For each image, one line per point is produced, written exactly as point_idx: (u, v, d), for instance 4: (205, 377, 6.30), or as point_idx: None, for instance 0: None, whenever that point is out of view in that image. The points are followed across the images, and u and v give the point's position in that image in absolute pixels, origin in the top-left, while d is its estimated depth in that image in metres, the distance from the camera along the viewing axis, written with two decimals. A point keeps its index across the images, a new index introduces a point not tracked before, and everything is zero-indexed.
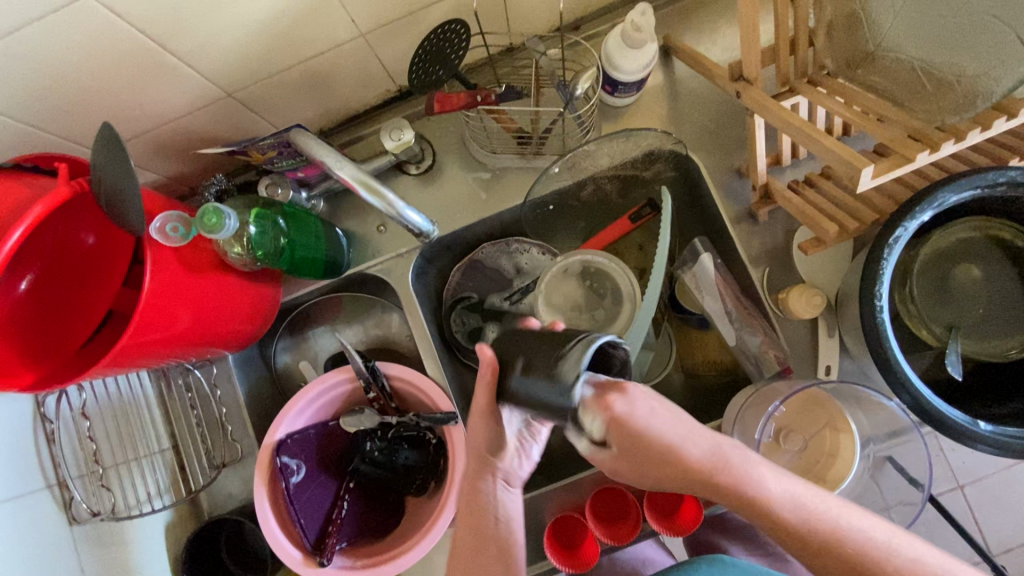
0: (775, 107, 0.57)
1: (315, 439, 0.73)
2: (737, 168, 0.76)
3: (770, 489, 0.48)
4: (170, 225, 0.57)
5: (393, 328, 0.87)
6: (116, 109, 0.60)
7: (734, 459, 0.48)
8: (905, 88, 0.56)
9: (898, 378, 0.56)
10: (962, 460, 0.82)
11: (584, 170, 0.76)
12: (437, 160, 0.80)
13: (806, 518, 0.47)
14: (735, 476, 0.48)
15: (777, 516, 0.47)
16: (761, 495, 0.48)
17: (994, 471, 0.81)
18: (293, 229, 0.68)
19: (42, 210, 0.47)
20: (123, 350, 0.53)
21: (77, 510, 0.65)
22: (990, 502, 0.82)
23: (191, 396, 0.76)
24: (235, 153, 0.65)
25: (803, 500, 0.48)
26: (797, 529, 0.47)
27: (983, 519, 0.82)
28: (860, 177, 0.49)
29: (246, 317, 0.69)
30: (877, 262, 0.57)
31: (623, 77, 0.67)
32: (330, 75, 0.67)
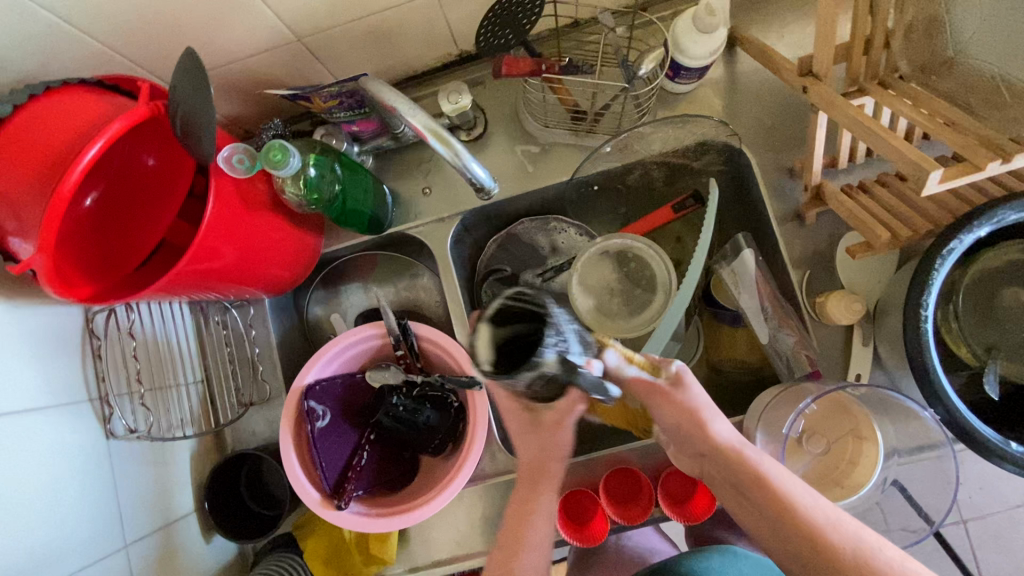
0: (843, 103, 0.57)
1: (341, 388, 0.75)
2: (790, 168, 0.75)
3: (823, 522, 0.48)
4: (236, 157, 0.58)
5: (424, 292, 0.88)
6: (191, 42, 0.61)
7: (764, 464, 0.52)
8: (977, 97, 0.55)
9: (935, 389, 0.56)
10: (971, 496, 0.81)
11: (635, 154, 0.77)
12: (487, 129, 0.80)
13: (831, 530, 0.48)
14: (766, 482, 0.51)
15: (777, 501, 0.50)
16: (769, 479, 0.51)
17: (1001, 509, 0.80)
18: (346, 177, 0.69)
19: (121, 126, 0.48)
20: (176, 273, 0.55)
21: (114, 426, 0.67)
22: (997, 541, 0.81)
23: (227, 333, 0.79)
24: (298, 98, 0.67)
25: (806, 503, 0.49)
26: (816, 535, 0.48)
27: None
28: (927, 180, 0.48)
29: (287, 262, 0.71)
30: (927, 272, 0.56)
31: (687, 62, 0.67)
32: (395, 30, 0.68)
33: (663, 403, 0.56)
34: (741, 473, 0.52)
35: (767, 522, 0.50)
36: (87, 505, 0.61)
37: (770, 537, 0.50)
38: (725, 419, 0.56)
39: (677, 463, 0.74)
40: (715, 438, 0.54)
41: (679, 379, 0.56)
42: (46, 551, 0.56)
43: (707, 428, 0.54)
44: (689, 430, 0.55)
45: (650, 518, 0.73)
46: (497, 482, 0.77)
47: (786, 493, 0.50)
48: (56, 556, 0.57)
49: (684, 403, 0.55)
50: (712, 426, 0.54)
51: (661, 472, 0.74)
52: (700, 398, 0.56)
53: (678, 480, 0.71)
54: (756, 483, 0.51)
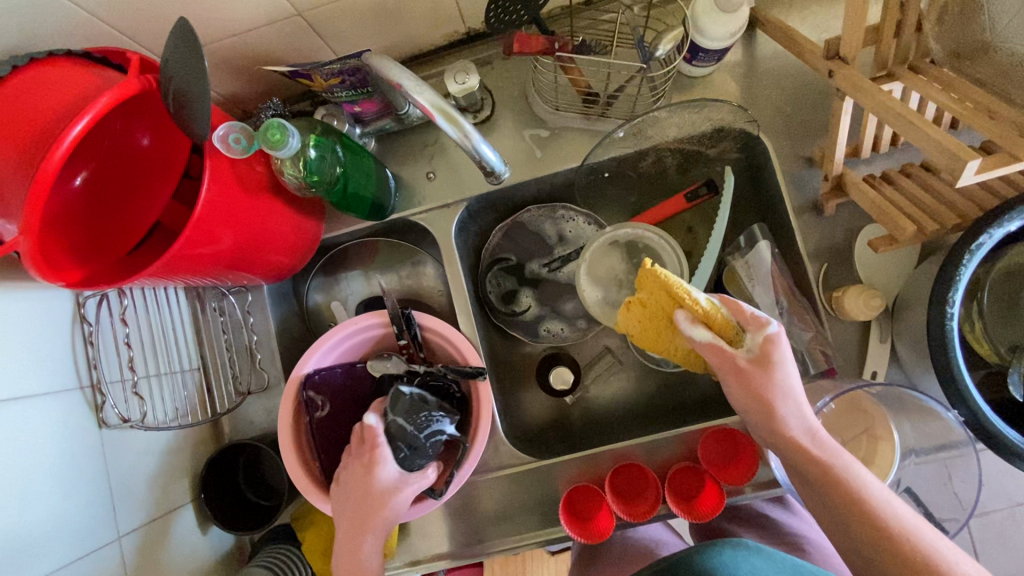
0: (873, 89, 0.54)
1: (340, 378, 0.73)
2: (809, 157, 0.72)
3: (884, 511, 0.49)
4: (233, 136, 0.55)
5: (427, 281, 0.86)
6: (186, 14, 0.58)
7: (839, 457, 0.52)
8: (1016, 83, 0.52)
9: (959, 389, 0.54)
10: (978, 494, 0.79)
11: (649, 140, 0.73)
12: (494, 112, 0.77)
13: (893, 520, 0.48)
14: (843, 472, 0.51)
15: (843, 490, 0.50)
16: (839, 471, 0.51)
17: (1003, 507, 0.79)
18: (348, 160, 0.66)
19: (109, 101, 0.45)
20: (169, 258, 0.52)
21: (106, 415, 0.65)
22: (1007, 541, 0.80)
23: (224, 320, 0.77)
24: (298, 76, 0.63)
25: (875, 494, 0.50)
26: (881, 526, 0.48)
27: (988, 553, 0.80)
28: (963, 170, 0.45)
29: (286, 248, 0.68)
30: (955, 268, 0.54)
31: (706, 43, 0.64)
32: (401, 6, 0.65)
33: (737, 379, 0.54)
34: (813, 461, 0.52)
35: (825, 508, 0.51)
36: (80, 495, 0.59)
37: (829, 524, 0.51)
38: (801, 407, 0.53)
39: (685, 458, 0.72)
40: (784, 425, 0.53)
41: (764, 353, 0.52)
42: (37, 543, 0.55)
43: (774, 414, 0.53)
44: (753, 410, 0.54)
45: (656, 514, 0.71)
46: (500, 475, 0.75)
47: (856, 483, 0.50)
48: (48, 548, 0.55)
49: (768, 383, 0.53)
50: (780, 410, 0.53)
51: (669, 467, 0.72)
52: (784, 378, 0.53)
53: (686, 476, 0.70)
54: (827, 472, 0.51)
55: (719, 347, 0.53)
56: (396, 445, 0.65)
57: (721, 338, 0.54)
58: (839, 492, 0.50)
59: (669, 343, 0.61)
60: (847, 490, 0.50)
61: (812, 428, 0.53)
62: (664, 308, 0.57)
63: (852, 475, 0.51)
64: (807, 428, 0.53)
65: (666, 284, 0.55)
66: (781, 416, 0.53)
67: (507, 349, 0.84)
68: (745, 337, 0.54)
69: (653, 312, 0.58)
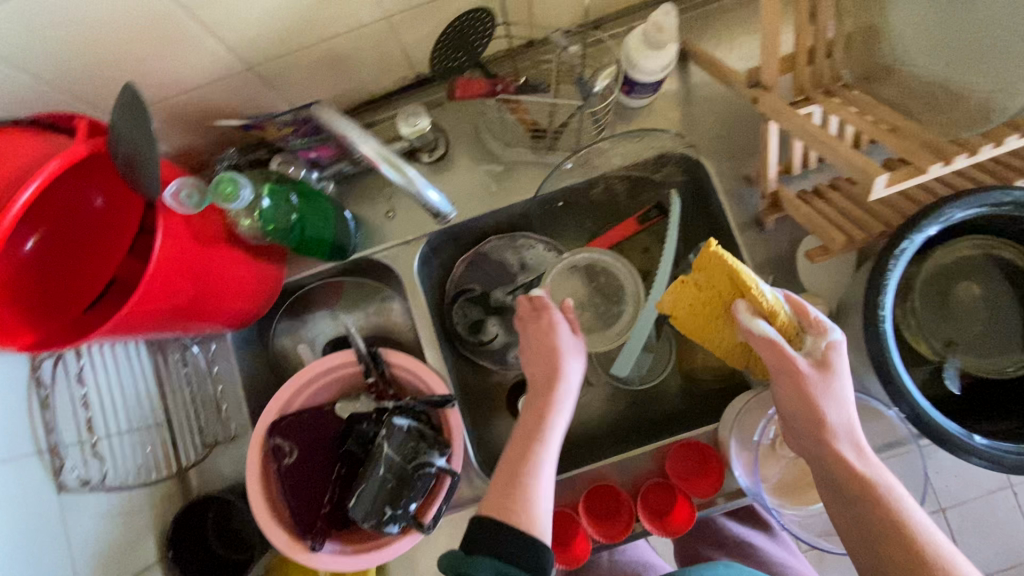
0: (791, 114, 0.58)
1: (308, 423, 0.72)
2: (748, 176, 0.76)
3: (916, 529, 0.50)
4: (185, 192, 0.55)
5: (394, 317, 0.87)
6: (136, 75, 0.59)
7: (880, 475, 0.53)
8: (915, 101, 0.57)
9: (898, 387, 0.57)
10: (946, 484, 0.83)
11: (596, 168, 0.77)
12: (449, 150, 0.80)
13: (925, 541, 0.49)
14: (880, 488, 0.52)
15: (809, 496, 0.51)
16: (876, 486, 0.52)
17: (976, 495, 0.83)
18: (304, 206, 0.68)
19: (57, 165, 0.46)
20: (125, 315, 0.52)
21: (66, 479, 0.63)
22: (974, 529, 0.84)
23: (187, 371, 0.77)
24: (252, 128, 0.65)
25: (909, 513, 0.51)
26: (912, 542, 0.49)
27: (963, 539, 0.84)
28: (872, 185, 0.49)
29: (247, 295, 0.69)
30: (883, 274, 0.58)
31: (642, 78, 0.68)
32: (350, 56, 0.67)
33: (792, 382, 0.54)
34: (851, 474, 0.53)
35: (856, 521, 0.52)
36: (37, 566, 0.57)
37: (855, 536, 0.53)
38: (850, 418, 0.54)
39: (656, 474, 0.73)
40: (831, 438, 0.54)
41: (826, 359, 0.54)
42: None
43: (824, 424, 0.53)
44: (800, 413, 0.54)
45: (632, 534, 0.72)
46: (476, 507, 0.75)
47: (894, 503, 0.51)
48: None
49: (822, 390, 0.53)
50: (831, 419, 0.53)
51: (641, 484, 0.73)
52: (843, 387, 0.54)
53: (659, 493, 0.71)
54: (864, 486, 0.52)
55: (782, 347, 0.54)
56: (386, 478, 0.66)
57: (782, 336, 0.56)
58: (874, 507, 0.51)
59: (718, 332, 0.65)
60: (880, 505, 0.51)
61: (855, 440, 0.54)
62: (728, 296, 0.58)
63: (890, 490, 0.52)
64: (854, 441, 0.54)
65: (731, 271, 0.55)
66: (827, 422, 0.54)
67: (477, 380, 0.85)
68: (805, 339, 0.56)
69: (709, 296, 0.60)
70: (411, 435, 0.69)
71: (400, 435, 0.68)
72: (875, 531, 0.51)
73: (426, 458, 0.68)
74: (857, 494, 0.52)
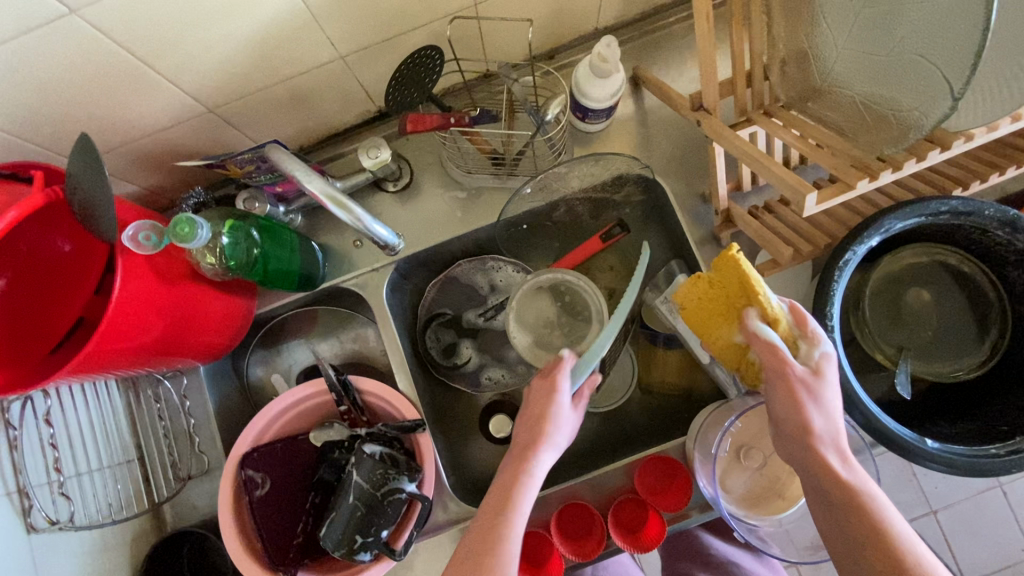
0: (731, 135, 0.60)
1: (281, 452, 0.73)
2: (702, 193, 0.79)
3: (904, 547, 0.48)
4: (143, 234, 0.57)
5: (368, 343, 0.88)
6: (98, 122, 0.61)
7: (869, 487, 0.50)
8: (849, 120, 0.57)
9: (850, 396, 0.58)
10: (935, 485, 0.84)
11: (555, 192, 0.79)
12: (414, 178, 0.82)
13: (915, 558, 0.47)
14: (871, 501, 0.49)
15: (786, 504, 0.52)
16: (866, 498, 0.49)
17: (964, 496, 0.84)
18: (267, 241, 0.70)
19: (15, 215, 0.48)
20: (87, 357, 0.53)
21: (36, 519, 0.65)
22: (965, 530, 0.85)
23: (160, 407, 0.77)
24: (213, 167, 0.67)
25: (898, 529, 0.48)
26: (901, 559, 0.47)
27: (956, 541, 0.85)
28: (805, 203, 0.51)
29: (216, 329, 0.70)
30: (828, 284, 0.59)
31: (592, 104, 0.70)
32: (311, 94, 0.70)
33: (784, 386, 0.52)
34: (837, 482, 0.50)
35: (843, 534, 0.50)
36: None
37: (844, 550, 0.50)
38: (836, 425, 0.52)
39: (628, 490, 0.74)
40: (816, 444, 0.51)
41: (820, 367, 0.52)
42: None
43: (809, 429, 0.51)
44: (789, 417, 0.52)
45: (606, 551, 0.72)
46: (452, 530, 0.74)
47: (883, 518, 0.48)
48: None
49: (813, 395, 0.51)
50: (817, 425, 0.51)
51: (614, 499, 0.74)
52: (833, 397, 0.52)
53: (630, 508, 0.71)
54: (852, 498, 0.49)
55: (781, 350, 0.52)
56: (355, 504, 0.67)
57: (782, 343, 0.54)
58: (863, 519, 0.49)
59: (714, 336, 0.60)
60: (870, 518, 0.49)
61: (842, 446, 0.51)
62: (729, 304, 0.57)
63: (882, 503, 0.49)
64: (840, 449, 0.51)
65: (745, 273, 0.54)
66: (814, 428, 0.51)
67: (451, 402, 0.86)
68: (799, 347, 0.54)
69: (717, 294, 0.58)
70: (381, 461, 0.69)
71: (369, 462, 0.68)
72: (865, 544, 0.48)
73: (395, 485, 0.68)
74: (847, 503, 0.49)
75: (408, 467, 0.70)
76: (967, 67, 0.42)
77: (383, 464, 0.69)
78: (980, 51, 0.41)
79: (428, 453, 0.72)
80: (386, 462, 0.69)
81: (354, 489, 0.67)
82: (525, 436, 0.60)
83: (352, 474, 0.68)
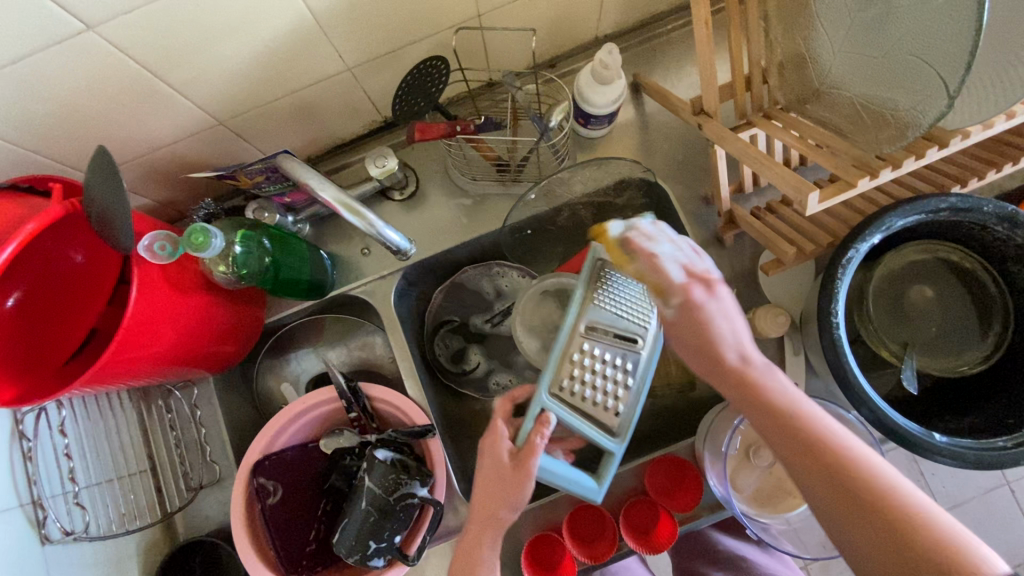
0: (733, 137, 0.61)
1: (292, 460, 0.73)
2: (704, 195, 0.80)
3: (852, 468, 0.45)
4: (158, 243, 0.58)
5: (376, 350, 0.88)
6: (111, 136, 0.62)
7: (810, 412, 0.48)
8: (847, 121, 0.59)
9: (856, 392, 0.59)
10: (943, 484, 0.83)
11: (559, 198, 0.80)
12: (420, 186, 0.83)
13: (864, 479, 0.45)
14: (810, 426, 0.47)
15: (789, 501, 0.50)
16: (807, 425, 0.47)
17: (974, 496, 0.83)
18: (277, 249, 0.71)
19: (34, 227, 0.48)
20: (102, 366, 0.54)
21: (50, 530, 0.66)
22: (977, 528, 0.83)
23: (171, 416, 0.77)
24: (224, 178, 0.68)
25: (846, 451, 0.46)
26: (849, 483, 0.45)
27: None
28: (807, 201, 0.52)
29: (227, 338, 0.70)
30: (833, 282, 0.60)
31: (594, 110, 0.72)
32: (318, 106, 0.71)
33: (694, 320, 0.48)
34: (762, 407, 0.48)
35: (792, 463, 0.47)
36: None
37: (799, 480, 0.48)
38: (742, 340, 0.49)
39: (637, 492, 0.75)
40: (731, 368, 0.48)
41: (686, 301, 0.48)
42: None
43: (716, 355, 0.48)
44: (699, 350, 0.49)
45: (618, 553, 0.72)
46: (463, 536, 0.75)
47: (828, 442, 0.46)
48: None
49: (705, 326, 0.48)
50: (732, 352, 0.48)
51: (625, 502, 0.74)
52: (714, 333, 0.48)
53: (641, 511, 0.71)
54: (783, 423, 0.47)
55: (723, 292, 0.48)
56: (367, 509, 0.68)
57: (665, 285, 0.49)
58: (803, 447, 0.46)
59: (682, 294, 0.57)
60: (813, 446, 0.46)
61: (759, 369, 0.48)
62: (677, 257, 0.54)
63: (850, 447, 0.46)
64: (769, 373, 0.49)
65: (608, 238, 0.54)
66: (723, 356, 0.48)
67: (459, 408, 0.86)
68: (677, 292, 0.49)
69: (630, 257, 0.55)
70: (393, 466, 0.70)
71: (382, 468, 0.69)
72: (812, 472, 0.46)
73: (408, 491, 0.68)
74: (779, 425, 0.47)
75: (419, 473, 0.70)
76: (963, 65, 0.43)
77: (396, 470, 0.70)
78: (974, 52, 0.42)
79: (438, 458, 0.72)
80: (398, 468, 0.70)
81: (366, 494, 0.68)
82: (484, 492, 0.58)
83: (365, 478, 0.69)
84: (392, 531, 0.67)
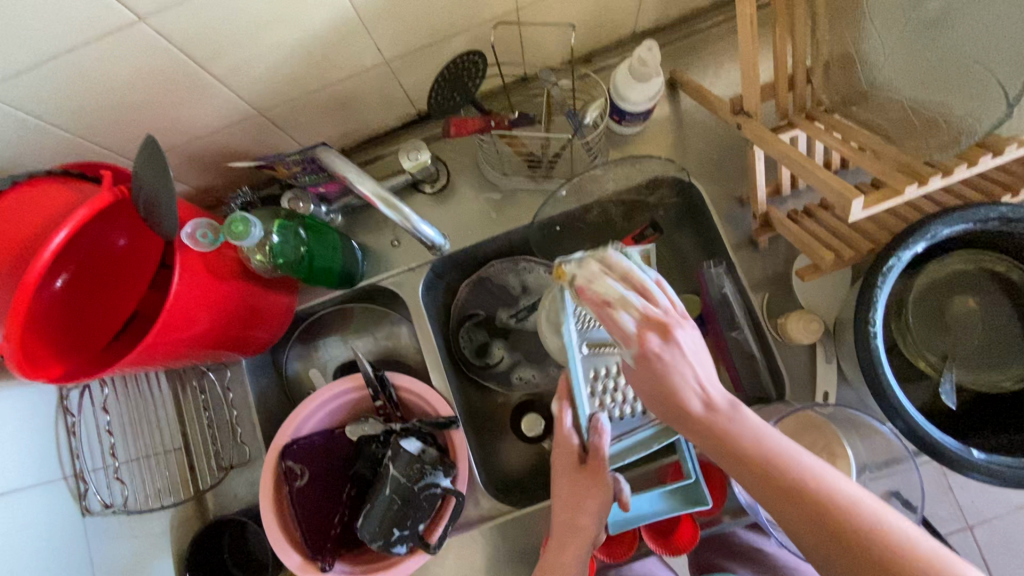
0: (772, 138, 0.60)
1: (320, 444, 0.74)
2: (739, 197, 0.78)
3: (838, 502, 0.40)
4: (200, 231, 0.60)
5: (402, 340, 0.89)
6: (156, 124, 0.64)
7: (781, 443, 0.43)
8: (898, 126, 0.56)
9: (893, 404, 0.57)
10: (971, 498, 0.80)
11: (589, 194, 0.80)
12: (450, 180, 0.83)
13: (845, 504, 0.40)
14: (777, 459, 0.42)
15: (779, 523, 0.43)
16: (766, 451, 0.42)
17: (1003, 511, 0.80)
18: (312, 240, 0.72)
19: (86, 213, 0.50)
20: (143, 348, 0.56)
21: (89, 502, 0.70)
22: (1006, 547, 0.80)
23: (204, 397, 0.79)
24: (262, 167, 0.68)
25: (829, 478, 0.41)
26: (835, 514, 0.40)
27: (995, 560, 0.80)
28: (851, 207, 0.51)
29: (261, 323, 0.72)
30: (872, 290, 0.58)
31: (629, 107, 0.71)
32: (354, 98, 0.72)
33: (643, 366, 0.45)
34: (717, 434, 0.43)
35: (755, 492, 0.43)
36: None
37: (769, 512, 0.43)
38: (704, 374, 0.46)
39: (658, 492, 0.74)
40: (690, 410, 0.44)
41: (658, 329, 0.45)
42: None
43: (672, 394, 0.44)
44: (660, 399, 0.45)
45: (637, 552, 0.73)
46: (483, 527, 0.75)
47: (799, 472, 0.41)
48: None
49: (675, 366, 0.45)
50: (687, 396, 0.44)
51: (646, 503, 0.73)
52: (677, 379, 0.44)
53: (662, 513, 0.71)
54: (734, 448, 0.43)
55: (661, 363, 0.45)
56: (392, 497, 0.68)
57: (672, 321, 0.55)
58: (761, 470, 0.42)
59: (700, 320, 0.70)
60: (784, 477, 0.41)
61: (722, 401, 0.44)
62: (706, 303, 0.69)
63: (817, 481, 0.41)
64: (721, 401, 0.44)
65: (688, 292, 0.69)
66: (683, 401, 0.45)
67: (483, 401, 0.87)
68: None
69: None
70: (416, 456, 0.70)
71: (406, 456, 0.69)
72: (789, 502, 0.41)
73: (430, 480, 0.69)
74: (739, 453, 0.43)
75: (442, 463, 0.71)
76: None
77: (420, 460, 0.70)
78: None
79: (459, 448, 0.73)
80: (421, 458, 0.70)
81: (390, 482, 0.68)
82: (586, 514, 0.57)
83: (390, 467, 0.69)
84: (416, 519, 0.69)
